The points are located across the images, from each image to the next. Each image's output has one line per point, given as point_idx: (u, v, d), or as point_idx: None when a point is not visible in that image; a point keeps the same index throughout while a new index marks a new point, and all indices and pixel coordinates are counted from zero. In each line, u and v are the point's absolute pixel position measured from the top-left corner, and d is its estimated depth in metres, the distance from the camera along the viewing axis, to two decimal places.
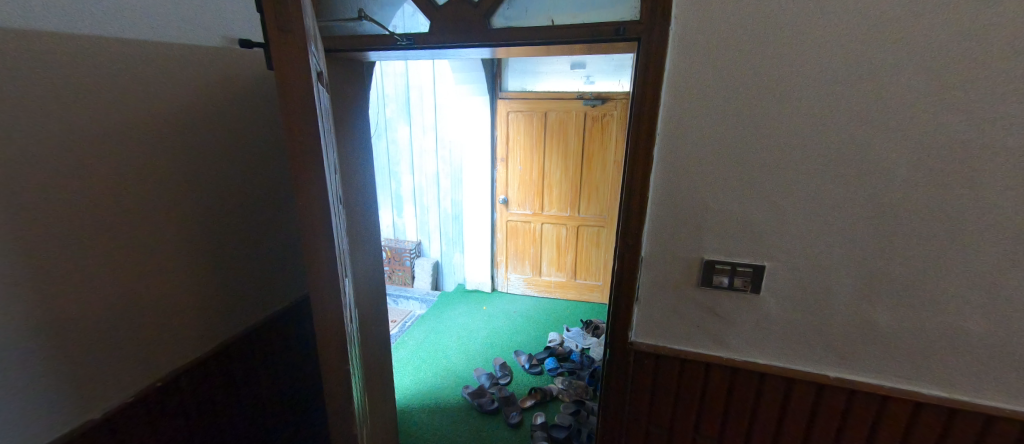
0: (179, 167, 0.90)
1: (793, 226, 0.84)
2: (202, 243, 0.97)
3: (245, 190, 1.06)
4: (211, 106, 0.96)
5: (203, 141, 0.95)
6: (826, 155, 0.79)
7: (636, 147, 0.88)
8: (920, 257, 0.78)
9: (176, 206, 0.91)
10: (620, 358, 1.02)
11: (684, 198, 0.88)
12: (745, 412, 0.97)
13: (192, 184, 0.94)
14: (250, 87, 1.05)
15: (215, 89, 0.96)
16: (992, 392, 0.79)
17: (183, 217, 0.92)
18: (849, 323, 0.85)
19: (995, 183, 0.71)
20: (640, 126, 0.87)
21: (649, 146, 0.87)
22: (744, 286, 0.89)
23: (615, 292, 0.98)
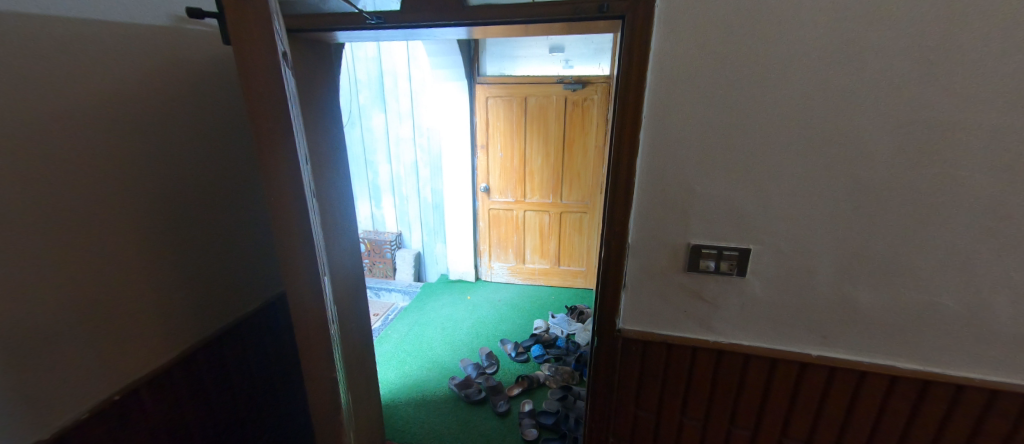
0: (128, 161, 0.82)
1: (778, 208, 0.83)
2: (161, 243, 0.90)
3: (206, 184, 0.98)
4: (162, 92, 0.87)
5: (155, 131, 0.86)
6: (813, 135, 0.78)
7: (623, 130, 0.85)
8: (901, 236, 0.79)
9: (127, 204, 0.82)
10: (607, 346, 1.01)
11: (671, 183, 0.86)
12: (730, 395, 0.97)
13: (145, 178, 0.85)
14: (205, 72, 0.96)
15: (165, 74, 0.87)
16: (963, 362, 0.82)
17: (136, 216, 0.84)
18: (831, 302, 0.86)
19: (971, 162, 0.72)
20: (626, 109, 0.84)
21: (635, 129, 0.84)
22: (730, 269, 0.89)
23: (602, 279, 0.96)
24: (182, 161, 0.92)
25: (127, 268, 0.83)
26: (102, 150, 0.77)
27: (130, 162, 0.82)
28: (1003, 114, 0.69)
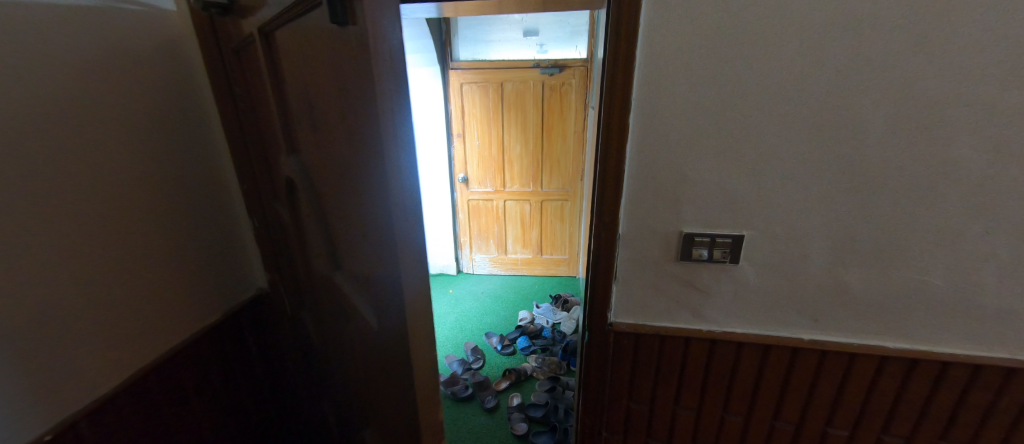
0: (55, 163, 0.69)
1: (772, 193, 0.80)
2: (104, 257, 0.78)
3: (157, 187, 0.86)
4: (92, 81, 0.74)
5: (87, 127, 0.74)
6: (809, 115, 0.74)
7: (611, 114, 0.79)
8: (894, 217, 0.78)
9: (59, 212, 0.70)
10: (599, 340, 0.97)
11: (663, 170, 0.82)
12: (723, 383, 0.96)
13: (81, 182, 0.73)
14: (144, 57, 0.83)
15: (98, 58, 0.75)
16: (949, 339, 0.83)
17: (74, 228, 0.72)
18: (822, 286, 0.85)
19: (963, 140, 0.70)
20: (615, 91, 0.78)
21: (625, 114, 0.78)
22: (724, 258, 0.86)
23: (593, 271, 0.92)
24: (125, 160, 0.80)
25: (64, 289, 0.72)
26: (18, 151, 0.64)
27: (58, 164, 0.70)
28: (999, 88, 0.67)
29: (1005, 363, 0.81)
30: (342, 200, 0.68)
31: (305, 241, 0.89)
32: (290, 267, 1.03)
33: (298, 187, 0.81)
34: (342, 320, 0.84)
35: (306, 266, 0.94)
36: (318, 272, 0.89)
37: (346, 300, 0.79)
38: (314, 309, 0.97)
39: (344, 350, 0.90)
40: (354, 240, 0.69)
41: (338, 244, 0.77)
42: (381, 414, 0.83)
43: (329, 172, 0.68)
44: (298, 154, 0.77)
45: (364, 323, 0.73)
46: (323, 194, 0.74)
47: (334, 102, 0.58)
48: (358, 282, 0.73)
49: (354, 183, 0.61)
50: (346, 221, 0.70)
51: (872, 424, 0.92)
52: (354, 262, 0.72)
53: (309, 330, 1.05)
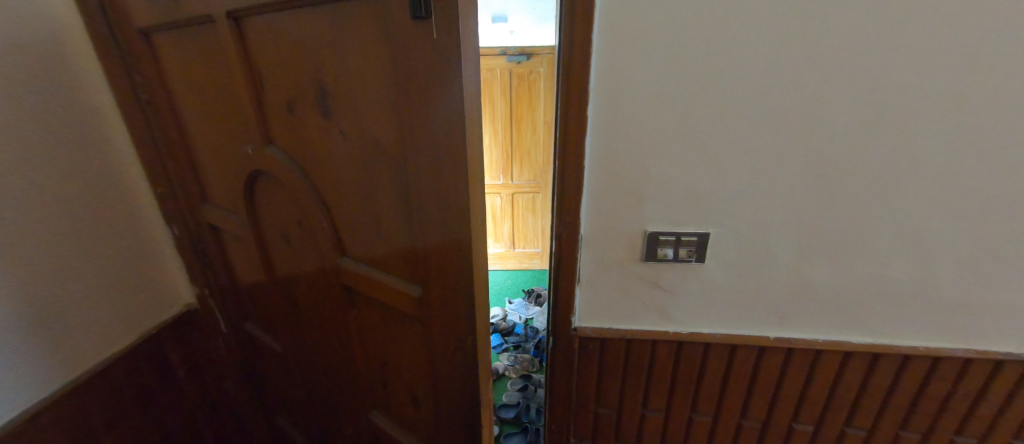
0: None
1: (738, 190, 0.76)
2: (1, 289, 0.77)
3: (52, 201, 0.83)
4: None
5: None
6: (777, 104, 0.68)
7: (568, 104, 0.72)
8: (859, 210, 0.75)
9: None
10: (563, 346, 0.92)
11: (625, 166, 0.75)
12: (691, 385, 0.93)
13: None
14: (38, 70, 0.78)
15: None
16: (909, 332, 0.82)
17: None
18: (788, 283, 0.83)
19: (929, 132, 0.68)
20: (570, 78, 0.70)
21: (582, 104, 0.71)
22: (689, 256, 0.81)
23: (555, 275, 0.86)
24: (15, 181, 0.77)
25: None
26: None
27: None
28: (968, 74, 0.63)
29: (961, 353, 0.82)
30: (365, 185, 0.72)
31: (295, 231, 0.89)
32: (262, 261, 1.01)
33: (292, 178, 0.81)
34: (359, 301, 0.89)
35: (294, 257, 0.95)
36: (314, 260, 0.90)
37: (362, 283, 0.83)
38: (308, 297, 0.98)
39: (352, 331, 0.94)
40: (382, 222, 0.74)
41: (349, 231, 0.80)
42: (407, 377, 0.91)
43: (348, 159, 0.72)
44: (295, 143, 0.78)
45: (392, 297, 0.80)
46: (331, 183, 0.77)
47: (369, 93, 0.63)
48: (383, 261, 0.78)
49: (393, 165, 0.67)
50: (367, 206, 0.74)
51: (837, 417, 0.91)
52: (378, 245, 0.77)
53: (294, 321, 1.06)
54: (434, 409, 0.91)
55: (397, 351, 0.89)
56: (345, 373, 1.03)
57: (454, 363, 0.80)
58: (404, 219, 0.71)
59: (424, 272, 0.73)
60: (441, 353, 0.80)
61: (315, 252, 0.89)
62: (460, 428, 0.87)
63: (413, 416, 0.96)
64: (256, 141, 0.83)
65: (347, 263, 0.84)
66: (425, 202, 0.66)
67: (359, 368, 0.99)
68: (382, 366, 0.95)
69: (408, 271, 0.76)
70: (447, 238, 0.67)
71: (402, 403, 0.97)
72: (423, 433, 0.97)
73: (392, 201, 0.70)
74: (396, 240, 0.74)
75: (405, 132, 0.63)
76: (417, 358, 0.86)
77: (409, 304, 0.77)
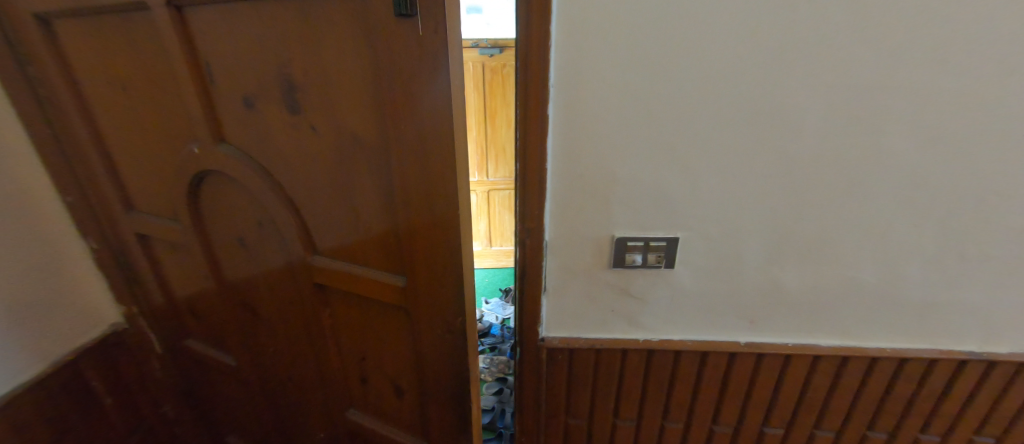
0: None
1: (707, 193, 0.72)
2: None
3: None
4: None
5: None
6: (746, 103, 0.64)
7: (527, 103, 0.66)
8: (827, 213, 0.73)
9: None
10: (530, 358, 0.87)
11: (590, 169, 0.71)
12: (663, 392, 0.90)
13: None
14: None
15: None
16: (876, 333, 0.82)
17: None
18: (758, 287, 0.80)
19: (898, 132, 0.65)
20: (527, 75, 0.64)
21: (541, 103, 0.65)
22: (659, 262, 0.77)
23: (520, 284, 0.81)
24: None
25: None
26: None
27: None
28: (938, 74, 0.61)
29: (927, 354, 0.81)
30: (337, 176, 0.67)
31: (256, 232, 0.82)
32: (215, 267, 0.92)
33: (249, 174, 0.74)
34: (335, 298, 0.84)
35: (253, 261, 0.87)
36: (279, 262, 0.83)
37: (339, 279, 0.78)
38: (270, 302, 0.91)
39: (325, 331, 0.89)
40: (359, 213, 0.70)
41: (321, 226, 0.75)
42: (390, 370, 0.88)
43: (315, 150, 0.66)
44: (249, 137, 0.71)
45: (374, 290, 0.76)
46: (297, 177, 0.71)
47: (333, 76, 0.59)
48: (360, 254, 0.75)
49: (366, 153, 0.63)
50: (338, 199, 0.70)
51: (806, 419, 0.90)
52: (355, 237, 0.73)
53: (253, 328, 0.98)
54: (420, 398, 0.88)
55: (378, 345, 0.85)
56: (314, 376, 0.98)
57: (442, 349, 0.78)
58: (383, 207, 0.67)
59: (408, 261, 0.70)
60: (428, 340, 0.78)
61: (280, 253, 0.82)
62: (450, 412, 0.85)
63: (397, 408, 0.93)
64: (200, 139, 0.74)
65: (321, 261, 0.79)
66: (404, 188, 0.63)
67: (328, 372, 0.95)
68: (360, 362, 0.91)
69: (390, 262, 0.73)
70: (433, 222, 0.65)
71: (384, 396, 0.93)
72: (409, 424, 0.94)
73: (370, 190, 0.66)
74: (375, 231, 0.71)
75: (377, 115, 0.60)
76: (400, 349, 0.83)
77: (393, 294, 0.74)
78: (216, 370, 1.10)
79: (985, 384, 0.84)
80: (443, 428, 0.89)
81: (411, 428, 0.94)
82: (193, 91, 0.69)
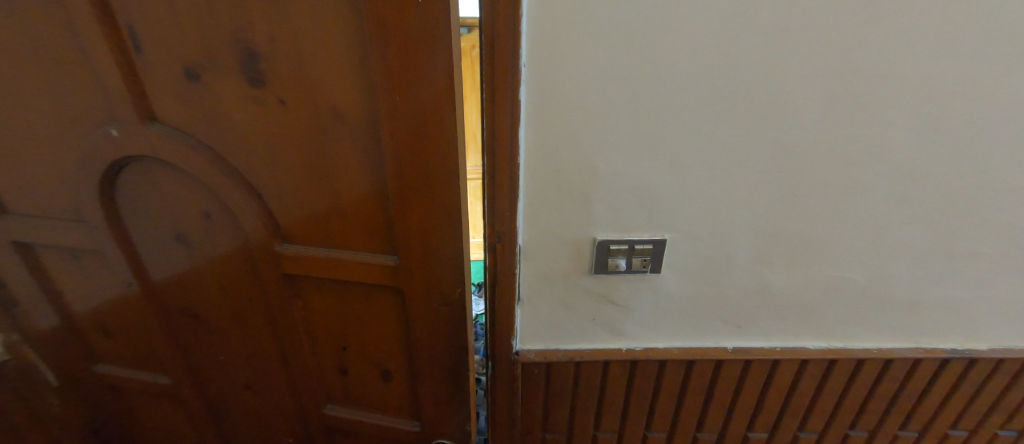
0: None
1: (696, 190, 0.65)
2: None
3: None
4: None
5: None
6: (742, 89, 0.56)
7: (494, 88, 0.54)
8: (821, 211, 0.67)
9: None
10: (503, 373, 0.79)
11: (568, 165, 0.61)
12: (646, 403, 0.84)
13: None
14: None
15: None
16: (864, 334, 0.78)
17: None
18: (747, 291, 0.74)
19: (900, 122, 0.60)
20: (493, 53, 0.52)
21: (510, 87, 0.54)
22: (644, 267, 0.70)
23: (492, 294, 0.71)
24: None
25: None
26: None
27: None
28: (949, 58, 0.55)
29: (912, 354, 0.79)
30: (303, 151, 0.57)
31: (202, 226, 0.69)
32: (145, 274, 0.78)
33: (191, 155, 0.60)
34: (309, 289, 0.73)
35: (199, 260, 0.74)
36: (236, 255, 0.71)
37: (316, 267, 0.69)
38: (225, 302, 0.78)
39: (295, 325, 0.77)
40: (335, 191, 0.60)
41: (287, 210, 0.64)
42: (376, 356, 0.79)
43: (266, 125, 0.56)
44: (176, 115, 0.58)
45: (361, 273, 0.68)
46: (250, 157, 0.60)
47: (280, 35, 0.49)
48: (338, 235, 0.65)
49: (340, 121, 0.54)
50: (302, 178, 0.60)
51: (790, 421, 0.87)
52: (331, 218, 0.64)
53: (200, 337, 0.84)
54: (411, 380, 0.81)
55: (362, 332, 0.76)
56: (279, 373, 0.86)
57: (438, 326, 0.71)
58: (366, 182, 0.59)
59: (400, 237, 0.62)
60: (423, 320, 0.71)
61: (237, 244, 0.70)
62: (445, 388, 0.79)
63: (384, 394, 0.84)
64: (114, 119, 0.60)
65: (293, 249, 0.68)
66: (390, 157, 0.55)
67: (297, 369, 0.84)
68: (339, 353, 0.81)
69: (377, 242, 0.65)
70: (429, 194, 0.58)
71: (367, 384, 0.84)
72: (399, 408, 0.85)
73: (349, 162, 0.57)
74: (359, 208, 0.62)
75: (341, 75, 0.51)
76: (389, 332, 0.75)
77: (385, 275, 0.67)
78: (146, 394, 0.95)
79: (963, 380, 0.83)
80: (439, 410, 0.82)
81: (402, 412, 0.86)
82: (90, 62, 0.54)
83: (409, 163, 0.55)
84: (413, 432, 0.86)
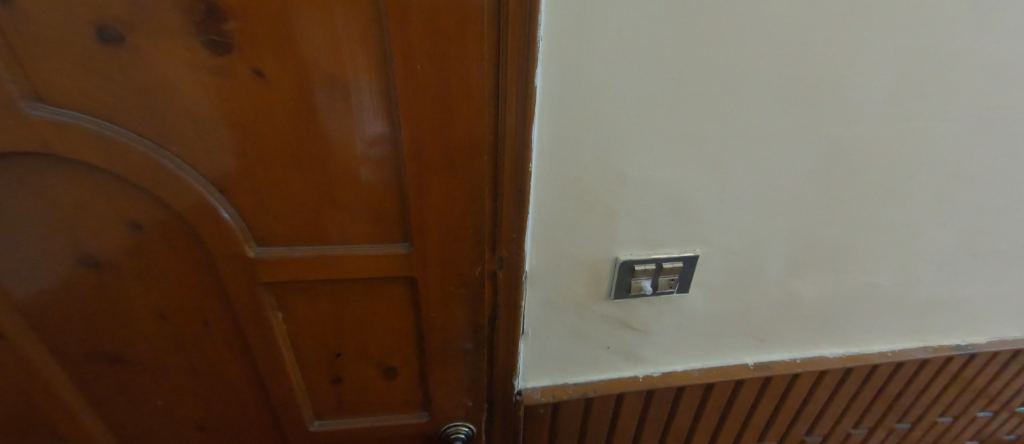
0: None
1: (736, 196, 0.54)
2: None
3: None
4: None
5: None
6: (801, 75, 0.47)
7: (503, 78, 0.39)
8: (861, 214, 0.60)
9: None
10: (503, 415, 0.66)
11: (589, 172, 0.48)
12: (658, 428, 0.76)
13: None
14: None
15: None
16: (880, 338, 0.74)
17: None
18: (776, 304, 0.66)
19: (955, 109, 0.54)
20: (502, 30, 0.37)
21: (525, 74, 0.40)
22: (671, 287, 0.59)
23: (500, 332, 0.57)
24: None
25: None
26: None
27: None
28: (1012, 41, 0.49)
29: (923, 354, 0.76)
30: (262, 124, 0.40)
31: (123, 240, 0.46)
32: (32, 340, 0.49)
33: (74, 138, 0.38)
34: (291, 287, 0.52)
35: (121, 296, 0.49)
36: (189, 273, 0.49)
37: (299, 268, 0.49)
38: (162, 334, 0.53)
39: (266, 324, 0.53)
40: (321, 168, 0.43)
41: (249, 208, 0.45)
42: (377, 350, 0.59)
43: (191, 95, 0.37)
44: (28, 91, 0.35)
45: (362, 270, 0.50)
46: (176, 136, 0.40)
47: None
48: (328, 225, 0.47)
49: (317, 79, 0.38)
50: (262, 156, 0.42)
51: (799, 427, 0.84)
52: (317, 201, 0.45)
53: (119, 403, 0.57)
54: (422, 372, 0.61)
55: (359, 322, 0.56)
56: (242, 389, 0.60)
57: (458, 314, 0.55)
58: (363, 160, 0.43)
59: (416, 217, 0.46)
60: (444, 313, 0.54)
61: (180, 256, 0.48)
62: (465, 372, 0.60)
63: (384, 390, 0.63)
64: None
65: (271, 254, 0.48)
66: (401, 119, 0.40)
67: (269, 381, 0.59)
68: (327, 353, 0.59)
69: (383, 224, 0.48)
70: (452, 171, 0.44)
71: (361, 382, 0.62)
72: (401, 402, 0.65)
73: (342, 129, 0.41)
74: (357, 185, 0.45)
75: (302, 28, 0.35)
76: (396, 325, 0.56)
77: (394, 268, 0.50)
78: None
79: (962, 374, 0.82)
80: (459, 404, 0.64)
81: (406, 404, 0.65)
82: None
83: (432, 137, 0.42)
84: (422, 424, 0.66)
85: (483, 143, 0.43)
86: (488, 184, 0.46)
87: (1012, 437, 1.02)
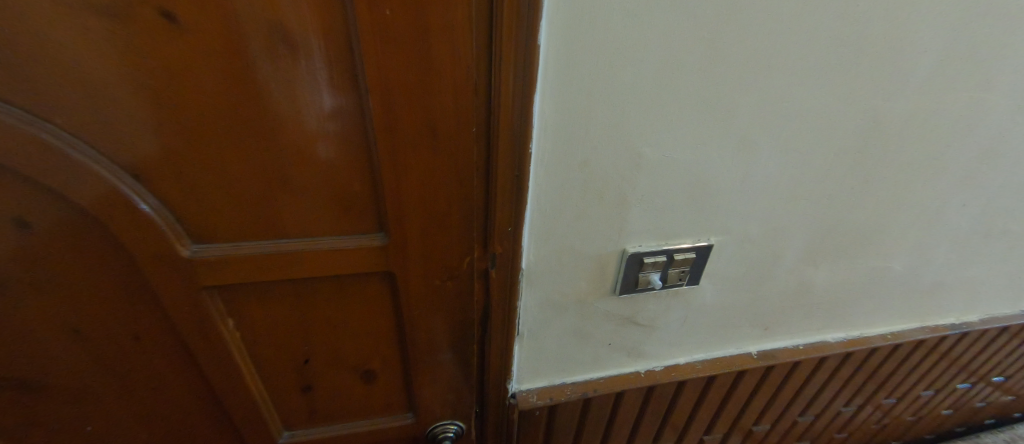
0: None
1: (759, 179, 0.48)
2: None
3: None
4: None
5: None
6: (851, 35, 0.40)
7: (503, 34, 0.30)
8: (884, 196, 0.55)
9: None
10: (495, 417, 0.61)
11: (601, 155, 0.40)
12: (657, 420, 0.73)
13: None
14: None
15: None
16: (882, 320, 0.72)
17: None
18: (786, 293, 0.62)
19: (1001, 80, 0.48)
20: None
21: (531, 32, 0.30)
22: (680, 280, 0.54)
23: (495, 334, 0.51)
24: None
25: None
26: None
27: None
28: None
29: (921, 335, 0.75)
30: (180, 87, 0.29)
31: (3, 246, 0.33)
32: None
33: None
34: (244, 293, 0.42)
35: (24, 317, 0.37)
36: (108, 284, 0.38)
37: (251, 269, 0.39)
38: (88, 357, 0.42)
39: (216, 336, 0.43)
40: (265, 145, 0.33)
41: (179, 199, 0.35)
42: (353, 354, 0.50)
43: (67, 48, 0.26)
44: None
45: (331, 266, 0.41)
46: (57, 105, 0.28)
47: None
48: (283, 215, 0.37)
49: (249, 26, 0.28)
50: (185, 130, 0.31)
51: (793, 408, 0.83)
52: (265, 185, 0.35)
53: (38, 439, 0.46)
54: (407, 374, 0.54)
55: (332, 327, 0.47)
56: (194, 407, 0.50)
57: (446, 311, 0.48)
58: (321, 136, 0.34)
59: (392, 203, 0.38)
60: (429, 312, 0.47)
61: (96, 264, 0.36)
62: (454, 371, 0.54)
63: (363, 397, 0.55)
64: None
65: (213, 252, 0.38)
66: (366, 81, 0.31)
67: (225, 396, 0.49)
68: (294, 362, 0.49)
69: (354, 212, 0.39)
70: (436, 148, 0.35)
71: (336, 390, 0.53)
72: (382, 406, 0.57)
73: (291, 94, 0.31)
74: (317, 167, 0.35)
75: None
76: (376, 327, 0.48)
77: (370, 264, 0.42)
78: None
79: (952, 350, 0.82)
80: (447, 403, 0.57)
81: (389, 407, 0.58)
82: None
83: (409, 107, 0.33)
84: (408, 427, 0.59)
85: (474, 116, 0.34)
86: (481, 167, 0.38)
87: (981, 404, 1.06)
